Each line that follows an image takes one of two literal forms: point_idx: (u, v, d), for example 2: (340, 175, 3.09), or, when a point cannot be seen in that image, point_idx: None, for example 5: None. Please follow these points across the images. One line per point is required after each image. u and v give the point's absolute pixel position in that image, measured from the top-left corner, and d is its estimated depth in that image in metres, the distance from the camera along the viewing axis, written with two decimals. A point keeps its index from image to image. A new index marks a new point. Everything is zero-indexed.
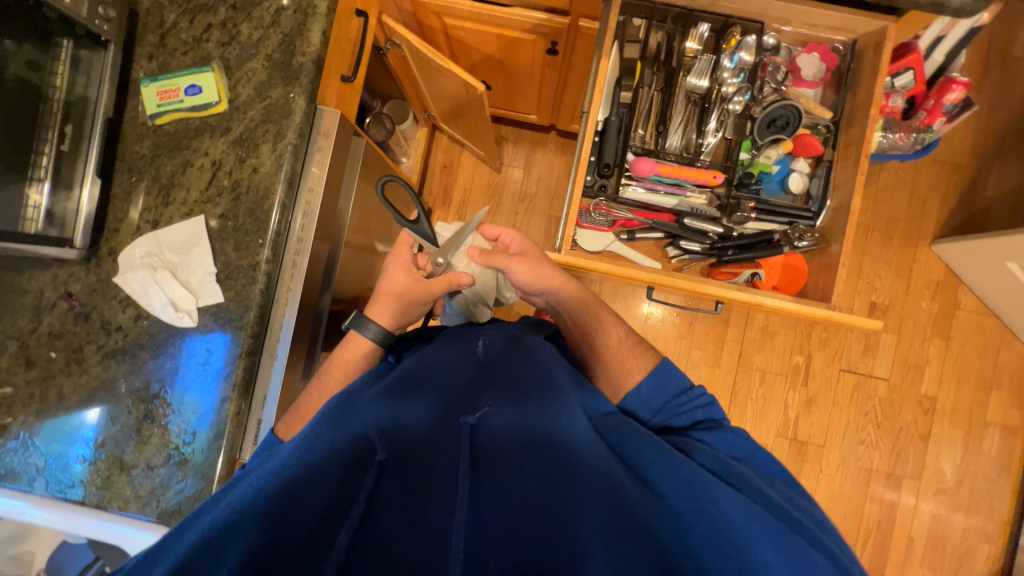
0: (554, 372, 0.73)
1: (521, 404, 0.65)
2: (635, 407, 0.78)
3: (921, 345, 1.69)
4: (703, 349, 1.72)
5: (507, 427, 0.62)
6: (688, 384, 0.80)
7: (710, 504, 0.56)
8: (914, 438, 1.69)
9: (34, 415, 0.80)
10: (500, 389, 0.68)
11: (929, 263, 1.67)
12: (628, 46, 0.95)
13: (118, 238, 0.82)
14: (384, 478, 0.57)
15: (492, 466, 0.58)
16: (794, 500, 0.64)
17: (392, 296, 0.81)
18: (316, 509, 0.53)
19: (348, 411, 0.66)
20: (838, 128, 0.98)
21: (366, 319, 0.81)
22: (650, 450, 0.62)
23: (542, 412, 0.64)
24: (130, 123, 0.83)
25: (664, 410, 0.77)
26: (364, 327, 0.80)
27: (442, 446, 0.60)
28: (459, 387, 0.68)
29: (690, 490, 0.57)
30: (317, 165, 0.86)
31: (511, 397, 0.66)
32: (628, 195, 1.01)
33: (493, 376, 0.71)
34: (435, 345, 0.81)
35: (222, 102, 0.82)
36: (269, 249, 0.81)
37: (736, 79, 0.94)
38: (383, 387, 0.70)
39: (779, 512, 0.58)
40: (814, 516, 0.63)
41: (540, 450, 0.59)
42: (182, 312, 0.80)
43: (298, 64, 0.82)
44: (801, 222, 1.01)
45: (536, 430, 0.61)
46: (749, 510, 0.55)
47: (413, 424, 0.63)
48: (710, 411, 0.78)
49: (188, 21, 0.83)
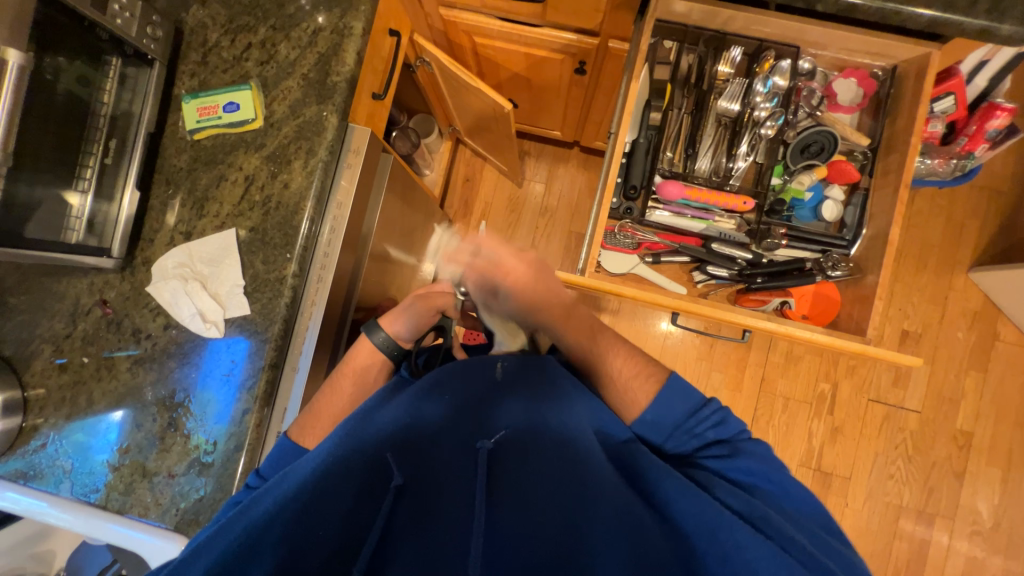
0: (573, 403, 0.71)
1: (539, 431, 0.64)
2: (642, 432, 0.76)
3: (956, 377, 1.61)
4: (724, 372, 1.68)
5: (524, 455, 0.61)
6: (700, 403, 0.76)
7: (735, 555, 0.53)
8: (947, 475, 1.61)
9: (64, 417, 0.82)
10: (516, 415, 0.67)
11: (966, 292, 1.60)
12: (658, 68, 0.95)
13: (152, 248, 0.84)
14: (401, 503, 0.57)
15: (508, 498, 0.57)
16: (818, 536, 0.62)
17: (432, 308, 0.86)
18: (333, 536, 0.54)
19: (364, 429, 0.64)
20: (876, 156, 0.94)
21: (378, 326, 0.86)
22: (669, 487, 0.61)
23: (559, 443, 0.62)
24: (170, 137, 0.85)
25: (682, 442, 0.75)
26: (374, 332, 0.85)
27: (458, 472, 0.60)
28: (477, 409, 0.67)
29: (716, 538, 0.55)
30: (347, 179, 0.87)
31: (528, 423, 0.65)
32: (654, 218, 1.00)
33: (509, 397, 0.70)
34: (454, 363, 0.79)
35: (258, 119, 0.84)
36: (296, 264, 0.82)
37: (769, 104, 0.93)
38: (398, 405, 0.68)
39: (811, 561, 0.55)
40: (848, 562, 0.59)
41: (559, 482, 0.58)
42: (209, 323, 0.81)
43: (333, 83, 0.84)
44: (834, 251, 0.97)
45: (556, 463, 0.60)
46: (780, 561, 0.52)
47: (429, 445, 0.63)
48: (720, 430, 0.75)
49: (230, 40, 0.85)
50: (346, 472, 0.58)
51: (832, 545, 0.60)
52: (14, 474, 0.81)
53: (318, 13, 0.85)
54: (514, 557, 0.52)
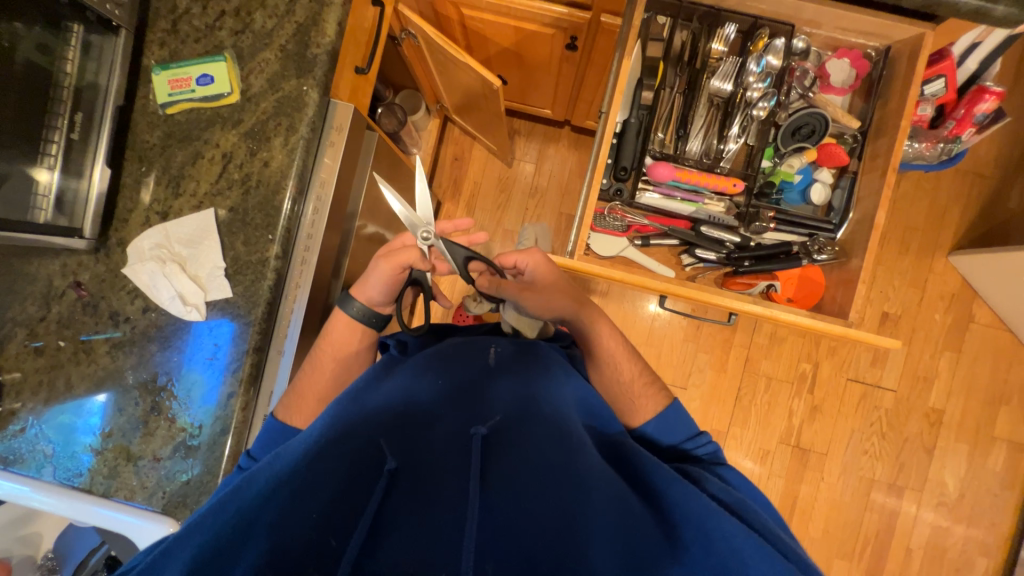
0: (562, 393, 0.73)
1: (533, 421, 0.65)
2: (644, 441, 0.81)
3: (931, 357, 1.67)
4: (710, 352, 1.71)
5: (518, 442, 0.62)
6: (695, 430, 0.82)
7: (722, 543, 0.55)
8: (918, 450, 1.68)
9: (42, 402, 0.80)
10: (510, 404, 0.68)
11: (945, 274, 1.64)
12: (650, 45, 0.92)
13: (127, 229, 0.80)
14: (392, 489, 0.57)
15: (502, 484, 0.57)
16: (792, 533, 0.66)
17: (394, 266, 0.78)
18: (324, 518, 0.53)
19: (358, 415, 0.65)
20: (865, 139, 0.93)
21: (352, 297, 0.82)
22: (662, 477, 0.62)
23: (553, 433, 0.63)
24: (141, 111, 0.80)
25: (676, 432, 0.80)
26: (348, 304, 0.82)
27: (452, 459, 0.60)
28: (471, 396, 0.69)
29: (705, 527, 0.56)
30: (330, 157, 0.83)
31: (523, 413, 0.66)
32: (645, 200, 0.98)
33: (501, 386, 0.72)
34: (446, 348, 0.80)
35: (235, 93, 0.79)
36: (279, 246, 0.80)
37: (762, 84, 0.91)
38: (391, 391, 0.69)
39: (788, 553, 0.58)
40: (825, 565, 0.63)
41: (553, 469, 0.59)
42: (190, 306, 0.79)
43: (313, 56, 0.79)
44: (821, 235, 0.96)
45: (550, 451, 0.61)
46: (765, 555, 0.54)
47: (422, 431, 0.64)
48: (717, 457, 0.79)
49: (201, 7, 0.79)
50: (339, 458, 0.59)
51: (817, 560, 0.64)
52: None
53: None
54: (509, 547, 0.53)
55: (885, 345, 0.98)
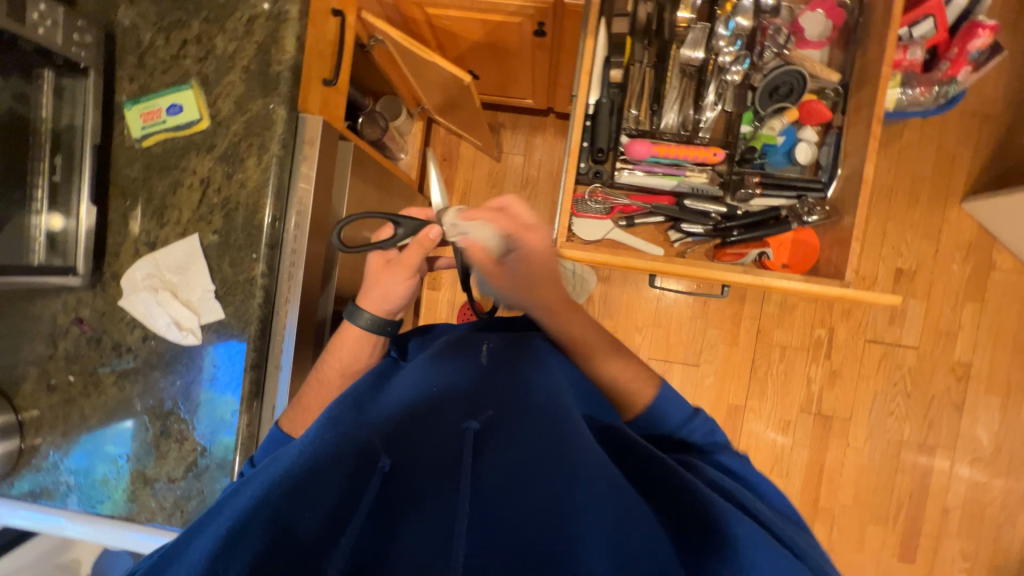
0: (556, 384, 0.74)
1: (525, 415, 0.66)
2: (644, 429, 0.84)
3: (953, 309, 1.61)
4: (719, 327, 1.69)
5: (511, 436, 0.63)
6: (695, 411, 0.85)
7: (715, 527, 0.55)
8: (946, 407, 1.63)
9: (60, 435, 0.84)
10: (506, 399, 0.68)
11: (959, 223, 1.58)
12: (616, 21, 0.90)
13: (119, 262, 0.82)
14: (388, 485, 0.58)
15: (493, 478, 0.58)
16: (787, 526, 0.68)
17: (410, 270, 0.82)
18: (321, 513, 0.53)
19: (359, 414, 0.66)
20: (848, 92, 0.90)
21: (361, 309, 0.84)
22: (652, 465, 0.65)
23: (545, 423, 0.64)
24: (119, 147, 0.82)
25: (676, 417, 0.83)
26: (358, 316, 0.83)
27: (446, 454, 0.61)
28: (467, 392, 0.69)
29: (708, 520, 0.56)
30: (305, 169, 0.84)
31: (516, 409, 0.67)
32: (625, 178, 0.95)
33: (497, 382, 0.72)
34: (442, 352, 0.80)
35: (205, 119, 0.80)
36: (264, 263, 0.81)
37: (733, 48, 0.89)
38: (391, 396, 0.71)
39: (781, 536, 0.60)
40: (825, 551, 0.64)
41: (545, 460, 0.59)
42: (185, 331, 0.81)
43: (276, 73, 0.80)
44: (810, 195, 0.92)
45: (542, 443, 0.61)
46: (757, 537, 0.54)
47: (419, 430, 0.64)
48: (714, 436, 0.84)
49: (164, 38, 0.81)
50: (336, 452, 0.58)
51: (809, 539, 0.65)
52: (23, 493, 0.85)
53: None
54: (503, 537, 0.53)
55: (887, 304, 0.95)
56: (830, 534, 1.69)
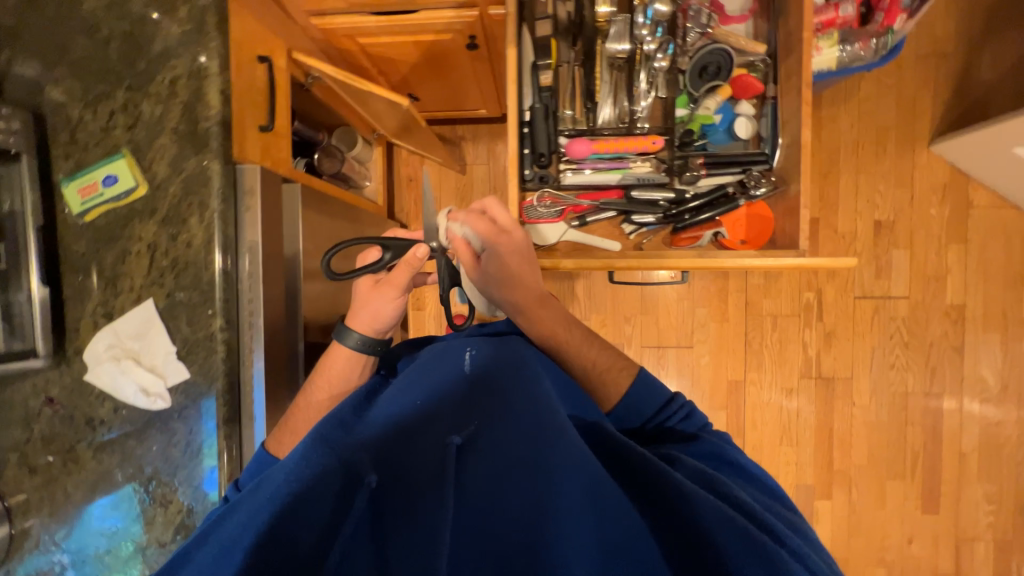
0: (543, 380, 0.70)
1: (511, 418, 0.62)
2: (623, 419, 0.83)
3: (938, 253, 1.59)
4: (707, 306, 1.68)
5: (497, 444, 0.60)
6: (671, 393, 0.85)
7: (687, 523, 0.55)
8: (947, 351, 1.61)
9: (48, 515, 0.84)
10: (493, 400, 0.65)
11: (930, 166, 1.57)
12: (538, 24, 0.90)
13: (80, 337, 0.83)
14: (372, 503, 0.56)
15: (479, 492, 0.57)
16: (778, 511, 0.66)
17: (398, 289, 0.79)
18: (305, 534, 0.52)
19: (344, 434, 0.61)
20: (775, 61, 0.90)
21: (350, 328, 0.83)
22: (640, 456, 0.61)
23: (531, 428, 0.61)
24: (63, 225, 0.82)
25: (650, 408, 0.83)
26: (347, 335, 0.83)
27: (431, 469, 0.57)
28: (450, 396, 0.65)
29: (684, 515, 0.56)
30: (249, 219, 0.84)
31: (502, 412, 0.63)
32: (570, 179, 0.94)
33: (483, 382, 0.67)
34: (425, 353, 0.77)
35: (142, 185, 0.81)
36: (221, 317, 0.82)
37: (655, 35, 0.90)
38: (376, 412, 0.65)
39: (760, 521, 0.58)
40: (800, 529, 0.64)
41: (527, 468, 0.58)
42: (152, 396, 0.81)
43: (205, 130, 0.81)
44: (756, 168, 0.92)
45: (527, 452, 0.59)
46: (732, 527, 0.54)
47: (402, 443, 0.59)
48: (691, 419, 0.84)
49: (92, 112, 0.82)
50: (319, 479, 0.55)
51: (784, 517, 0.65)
52: None
53: (170, 61, 0.81)
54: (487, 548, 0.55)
55: (844, 266, 0.96)
56: (850, 496, 1.67)
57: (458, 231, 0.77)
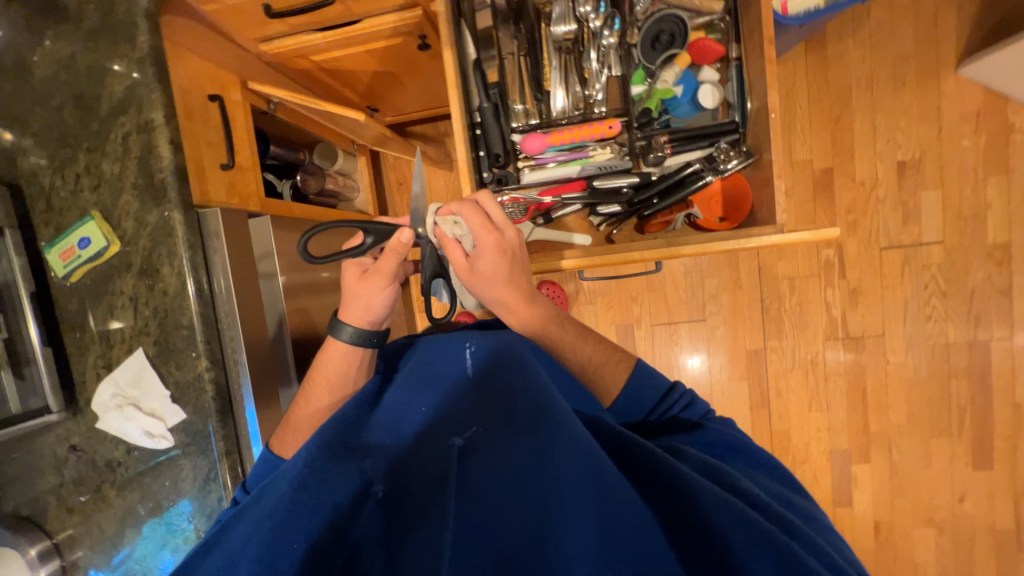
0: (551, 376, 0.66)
1: (513, 417, 0.59)
2: (624, 415, 0.76)
3: (974, 189, 1.44)
4: (718, 276, 1.57)
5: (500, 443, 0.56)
6: (669, 383, 0.79)
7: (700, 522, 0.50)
8: (992, 295, 1.47)
9: (89, 548, 0.93)
10: (498, 399, 0.62)
11: (959, 92, 1.40)
12: (477, 15, 0.84)
13: (87, 388, 0.90)
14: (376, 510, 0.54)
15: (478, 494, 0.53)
16: (794, 503, 0.61)
17: (388, 277, 0.73)
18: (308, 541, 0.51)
19: (346, 441, 0.60)
20: (736, 18, 0.84)
21: (342, 322, 0.76)
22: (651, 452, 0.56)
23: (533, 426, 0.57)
24: (55, 287, 0.88)
25: (648, 400, 0.77)
26: (340, 331, 0.76)
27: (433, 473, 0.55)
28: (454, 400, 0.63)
29: (692, 513, 0.50)
30: (220, 261, 0.87)
31: (505, 413, 0.60)
32: (530, 177, 0.90)
33: (488, 382, 0.64)
34: (425, 350, 0.73)
35: (113, 243, 0.85)
36: (205, 358, 0.86)
37: (599, 10, 0.84)
38: (381, 422, 0.64)
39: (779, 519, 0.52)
40: (817, 522, 0.59)
41: (530, 468, 0.54)
42: (156, 437, 0.87)
43: (161, 181, 0.83)
44: (723, 140, 0.86)
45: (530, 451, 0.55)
46: (749, 530, 0.48)
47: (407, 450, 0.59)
48: (694, 408, 0.79)
49: (60, 178, 0.86)
50: (319, 485, 0.54)
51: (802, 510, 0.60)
52: None
53: (120, 118, 0.83)
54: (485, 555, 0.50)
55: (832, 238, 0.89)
56: (891, 458, 1.58)
57: (447, 228, 0.71)
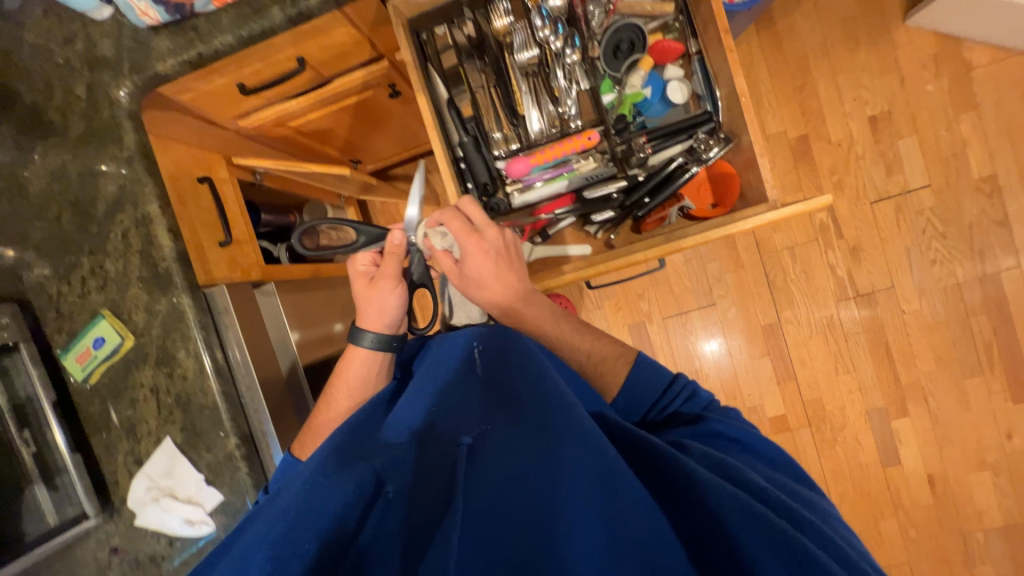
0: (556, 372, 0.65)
1: (521, 415, 0.57)
2: (625, 411, 0.76)
3: (949, 129, 1.46)
4: (719, 258, 1.57)
5: (509, 440, 0.54)
6: (670, 374, 0.77)
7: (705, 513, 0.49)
8: (990, 228, 1.47)
9: None
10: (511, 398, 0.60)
11: (913, 42, 1.44)
12: (444, 57, 0.89)
13: (121, 487, 0.88)
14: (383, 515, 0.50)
15: (488, 493, 0.50)
16: (794, 490, 0.60)
17: (394, 279, 0.78)
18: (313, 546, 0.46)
19: (357, 446, 0.58)
20: (689, 15, 0.89)
21: (361, 330, 0.81)
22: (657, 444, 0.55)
23: (541, 422, 0.55)
24: (75, 392, 0.88)
25: (648, 390, 0.76)
26: (360, 337, 0.80)
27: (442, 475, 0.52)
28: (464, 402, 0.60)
29: (699, 502, 0.50)
30: (233, 337, 0.88)
31: (514, 410, 0.58)
32: (521, 199, 0.91)
33: (496, 382, 0.63)
34: (430, 358, 0.74)
35: (128, 337, 0.86)
36: (234, 435, 0.86)
37: (558, 31, 0.86)
38: (391, 427, 0.61)
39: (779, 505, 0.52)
40: (819, 509, 0.58)
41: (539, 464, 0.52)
42: (197, 523, 0.86)
43: (165, 269, 0.85)
44: (701, 128, 0.90)
45: (539, 447, 0.53)
46: (753, 517, 0.48)
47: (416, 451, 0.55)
48: (693, 401, 0.76)
49: (66, 284, 0.87)
50: (328, 487, 0.50)
51: (801, 495, 0.59)
52: None
53: (116, 218, 0.85)
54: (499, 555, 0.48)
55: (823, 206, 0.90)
56: (929, 408, 1.55)
57: (436, 240, 0.77)
